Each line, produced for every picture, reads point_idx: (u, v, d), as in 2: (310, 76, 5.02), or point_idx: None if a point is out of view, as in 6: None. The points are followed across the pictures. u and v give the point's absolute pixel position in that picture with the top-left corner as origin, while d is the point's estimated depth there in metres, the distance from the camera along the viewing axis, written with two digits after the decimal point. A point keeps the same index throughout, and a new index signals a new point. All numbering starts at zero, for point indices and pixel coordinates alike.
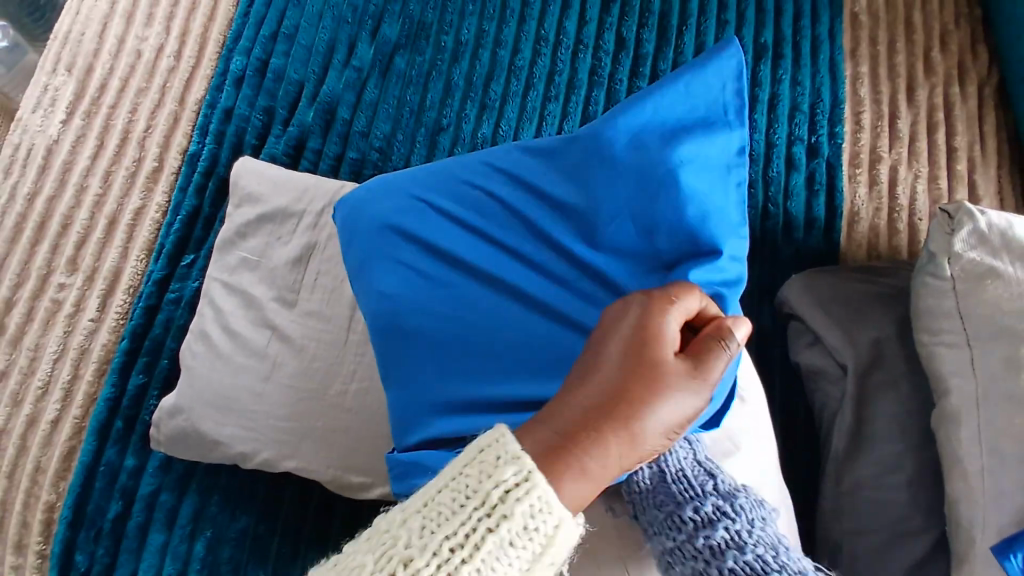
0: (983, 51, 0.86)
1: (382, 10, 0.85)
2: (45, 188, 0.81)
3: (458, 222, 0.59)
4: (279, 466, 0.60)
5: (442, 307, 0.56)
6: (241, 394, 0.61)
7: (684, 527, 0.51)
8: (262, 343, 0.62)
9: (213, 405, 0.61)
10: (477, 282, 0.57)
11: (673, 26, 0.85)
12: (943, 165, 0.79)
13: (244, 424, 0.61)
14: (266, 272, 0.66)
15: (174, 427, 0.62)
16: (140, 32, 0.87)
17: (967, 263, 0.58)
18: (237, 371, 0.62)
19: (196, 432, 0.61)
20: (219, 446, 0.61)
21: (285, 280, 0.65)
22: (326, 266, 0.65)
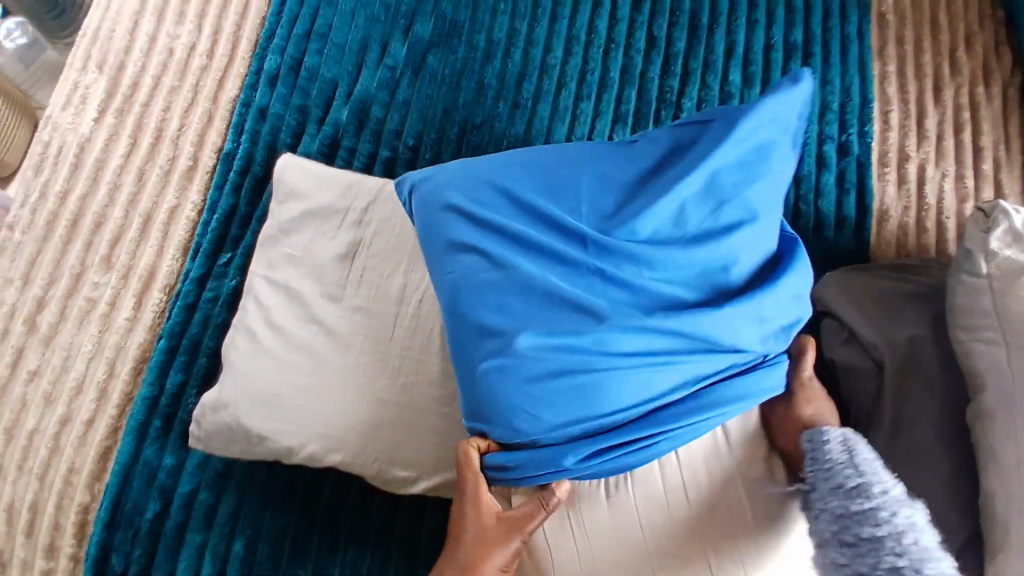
0: (1010, 48, 0.87)
1: (414, 9, 0.86)
2: (76, 187, 0.82)
3: (531, 212, 0.58)
4: (325, 460, 0.61)
5: (523, 294, 0.55)
6: (285, 389, 0.62)
7: (874, 513, 0.52)
8: (309, 337, 0.64)
9: (255, 399, 0.62)
10: (553, 273, 0.56)
11: (703, 25, 0.85)
12: (970, 164, 0.80)
13: (289, 421, 0.61)
14: (311, 267, 0.67)
15: (217, 421, 0.63)
16: (171, 30, 0.88)
17: (1002, 262, 0.58)
18: (282, 365, 0.63)
19: (240, 426, 0.62)
20: (264, 440, 0.62)
21: (330, 275, 0.66)
22: (372, 263, 0.66)
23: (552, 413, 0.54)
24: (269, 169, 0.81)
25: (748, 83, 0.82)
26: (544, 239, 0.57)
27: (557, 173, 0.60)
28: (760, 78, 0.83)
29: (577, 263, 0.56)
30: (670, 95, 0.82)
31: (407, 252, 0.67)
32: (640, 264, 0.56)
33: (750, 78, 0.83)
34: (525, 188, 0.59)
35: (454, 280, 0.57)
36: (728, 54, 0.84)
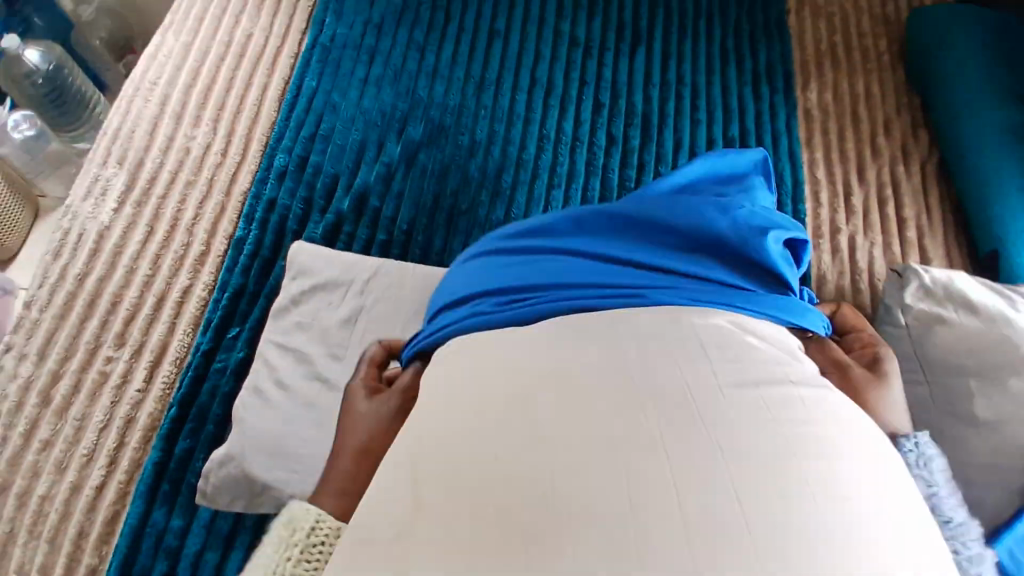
0: (923, 135, 1.03)
1: (407, 114, 0.99)
2: (94, 270, 0.88)
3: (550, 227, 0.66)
4: None
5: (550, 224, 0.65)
6: (292, 440, 0.70)
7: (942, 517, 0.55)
8: (314, 392, 0.73)
9: (263, 451, 0.69)
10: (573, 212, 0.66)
11: (655, 124, 1.00)
12: (895, 233, 0.93)
13: (292, 469, 0.68)
14: (316, 332, 0.77)
15: (225, 474, 0.69)
16: (188, 131, 0.98)
17: (918, 312, 0.69)
18: (291, 419, 0.71)
19: (247, 476, 0.68)
20: (269, 489, 0.68)
21: (334, 338, 0.76)
22: (372, 326, 0.78)
23: (547, 305, 0.57)
24: (276, 251, 0.89)
25: None
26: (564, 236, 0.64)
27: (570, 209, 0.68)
28: None
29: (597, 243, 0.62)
30: (630, 182, 0.94)
31: (402, 315, 0.78)
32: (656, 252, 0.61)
33: None
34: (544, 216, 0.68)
35: (468, 285, 0.63)
36: (678, 148, 0.98)
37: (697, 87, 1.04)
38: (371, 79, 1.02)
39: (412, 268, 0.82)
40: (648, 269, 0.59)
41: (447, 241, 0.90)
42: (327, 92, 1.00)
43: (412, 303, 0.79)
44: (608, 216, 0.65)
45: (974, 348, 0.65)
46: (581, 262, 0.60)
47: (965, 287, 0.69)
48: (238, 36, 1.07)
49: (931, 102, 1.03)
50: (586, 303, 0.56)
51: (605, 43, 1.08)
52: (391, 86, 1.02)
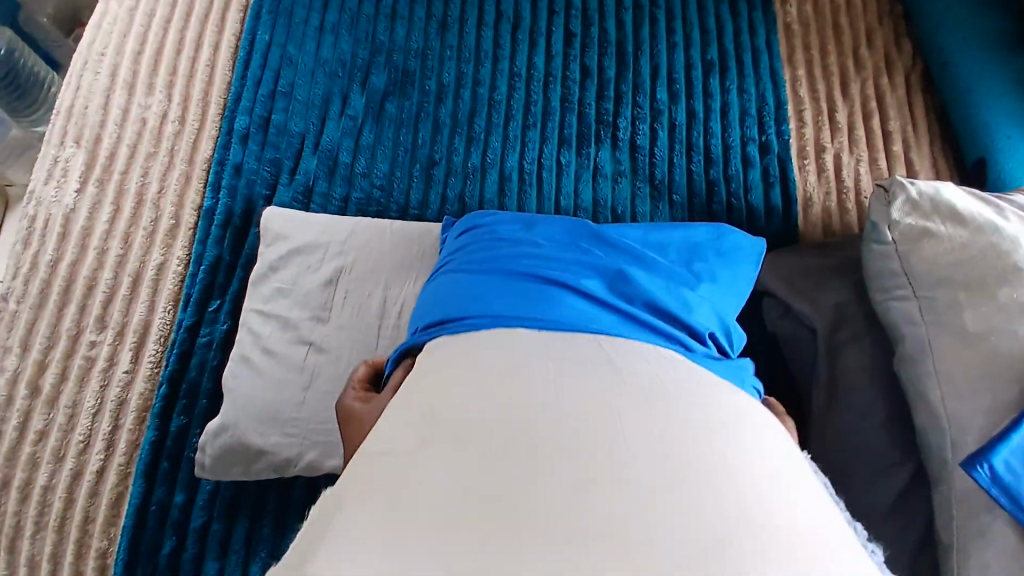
0: (907, 42, 0.99)
1: (369, 63, 0.95)
2: (66, 255, 0.86)
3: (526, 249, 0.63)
4: (325, 465, 0.69)
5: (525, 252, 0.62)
6: (284, 404, 0.70)
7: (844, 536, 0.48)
8: (300, 356, 0.72)
9: (255, 418, 0.69)
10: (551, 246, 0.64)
11: (629, 53, 0.95)
12: (881, 147, 0.91)
13: (288, 432, 0.69)
14: (298, 296, 0.75)
15: (221, 444, 0.69)
16: (142, 101, 0.94)
17: (905, 228, 0.67)
18: (279, 385, 0.70)
19: (243, 445, 0.69)
20: (265, 454, 0.69)
21: (317, 301, 0.75)
22: (354, 286, 0.76)
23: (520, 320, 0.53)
24: (248, 220, 0.87)
25: (675, 99, 0.92)
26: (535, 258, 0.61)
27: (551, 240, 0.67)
28: (685, 94, 0.93)
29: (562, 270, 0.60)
30: (608, 116, 0.91)
31: (383, 273, 0.77)
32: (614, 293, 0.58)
33: (674, 95, 0.93)
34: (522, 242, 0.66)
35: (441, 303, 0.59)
36: (654, 76, 0.94)
37: (671, 10, 0.99)
38: (327, 27, 0.97)
39: (390, 224, 0.80)
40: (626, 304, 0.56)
41: (424, 194, 0.88)
42: (283, 46, 0.96)
43: (393, 260, 0.78)
44: (591, 256, 0.63)
45: (962, 260, 0.64)
46: (547, 290, 0.56)
47: (952, 197, 0.67)
48: None
49: (914, 6, 0.99)
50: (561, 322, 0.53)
51: None
52: (350, 33, 0.97)
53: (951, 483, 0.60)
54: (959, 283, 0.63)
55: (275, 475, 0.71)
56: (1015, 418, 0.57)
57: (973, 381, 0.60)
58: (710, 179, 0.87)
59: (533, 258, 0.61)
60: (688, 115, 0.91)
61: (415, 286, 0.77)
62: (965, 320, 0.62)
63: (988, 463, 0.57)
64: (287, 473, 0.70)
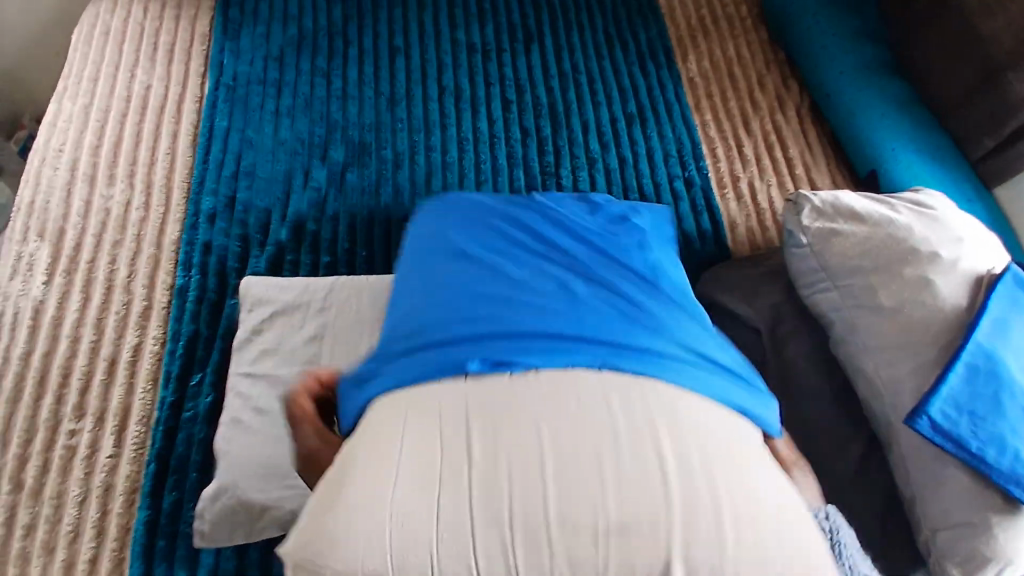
0: (794, 83, 1.17)
1: (327, 140, 1.03)
2: (36, 348, 0.85)
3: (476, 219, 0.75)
4: None
5: (472, 222, 0.74)
6: (280, 459, 0.72)
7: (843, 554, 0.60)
8: None
9: (255, 473, 0.71)
10: (493, 218, 0.76)
11: (561, 113, 1.08)
12: (786, 172, 1.05)
13: (288, 484, 0.71)
14: (285, 354, 0.79)
15: (220, 507, 0.69)
16: (105, 191, 0.98)
17: (816, 231, 0.78)
18: (276, 442, 0.73)
19: (244, 504, 0.69)
20: (268, 510, 0.70)
21: (305, 352, 0.80)
22: (338, 337, 0.81)
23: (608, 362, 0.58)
24: (223, 292, 0.91)
25: (606, 147, 1.04)
26: (475, 228, 0.73)
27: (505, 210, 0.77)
28: (614, 142, 1.05)
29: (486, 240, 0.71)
30: (550, 167, 1.02)
31: (368, 319, 0.82)
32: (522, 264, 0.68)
33: (605, 144, 1.05)
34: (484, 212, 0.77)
35: (458, 340, 0.59)
36: (586, 130, 1.06)
37: (591, 73, 1.13)
38: (282, 111, 1.05)
39: (370, 280, 0.86)
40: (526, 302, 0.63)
41: (391, 252, 0.94)
42: (241, 130, 1.03)
43: (376, 305, 0.83)
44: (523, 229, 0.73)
45: (870, 248, 0.74)
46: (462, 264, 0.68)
47: (851, 201, 0.78)
48: (137, 91, 1.07)
49: (795, 54, 1.18)
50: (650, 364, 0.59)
51: (500, 46, 1.16)
52: (305, 113, 1.06)
53: (900, 441, 0.69)
54: (869, 270, 0.73)
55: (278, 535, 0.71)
56: (941, 373, 0.66)
57: (897, 348, 0.70)
58: None
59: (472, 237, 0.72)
60: (620, 160, 1.03)
61: None
62: (880, 299, 0.72)
63: (928, 414, 0.65)
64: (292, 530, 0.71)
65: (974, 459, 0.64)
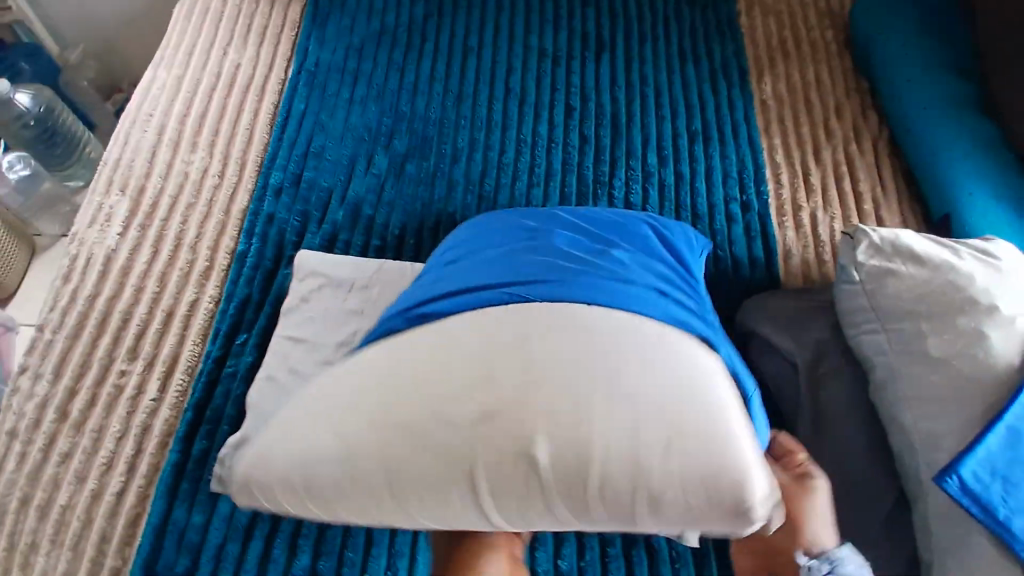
0: (873, 114, 1.12)
1: (393, 129, 1.07)
2: (103, 291, 0.92)
3: (494, 221, 0.82)
4: None
5: (489, 224, 0.82)
6: None
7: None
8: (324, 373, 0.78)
9: None
10: (509, 217, 0.82)
11: (623, 124, 1.07)
12: (853, 207, 1.01)
13: None
14: (325, 322, 0.82)
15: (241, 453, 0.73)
16: (185, 156, 1.04)
17: (870, 268, 0.75)
18: None
19: None
20: None
21: (343, 327, 0.82)
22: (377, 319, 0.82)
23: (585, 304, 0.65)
24: (278, 262, 0.95)
25: (664, 163, 1.03)
26: (489, 228, 0.81)
27: (523, 213, 0.83)
28: (673, 158, 1.04)
29: (490, 237, 0.79)
30: (604, 177, 1.02)
31: None
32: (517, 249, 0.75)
33: (664, 159, 1.04)
34: (504, 215, 0.83)
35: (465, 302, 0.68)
36: (645, 143, 1.05)
37: (658, 87, 1.13)
38: (356, 98, 1.10)
39: (412, 267, 0.88)
40: (502, 280, 0.69)
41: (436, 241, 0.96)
42: (316, 113, 1.08)
43: None
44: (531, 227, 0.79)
45: (925, 293, 0.71)
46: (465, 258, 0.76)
47: (912, 241, 0.74)
48: (227, 67, 1.14)
49: (877, 84, 1.13)
50: (602, 311, 0.64)
51: (571, 53, 1.17)
52: (376, 103, 1.09)
53: (928, 499, 0.65)
54: (921, 315, 0.70)
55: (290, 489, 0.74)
56: (979, 432, 0.64)
57: (939, 403, 0.67)
58: None
59: (483, 236, 0.79)
60: (676, 177, 1.02)
61: None
62: (928, 347, 0.69)
63: (958, 473, 0.62)
64: None
65: (999, 526, 0.61)
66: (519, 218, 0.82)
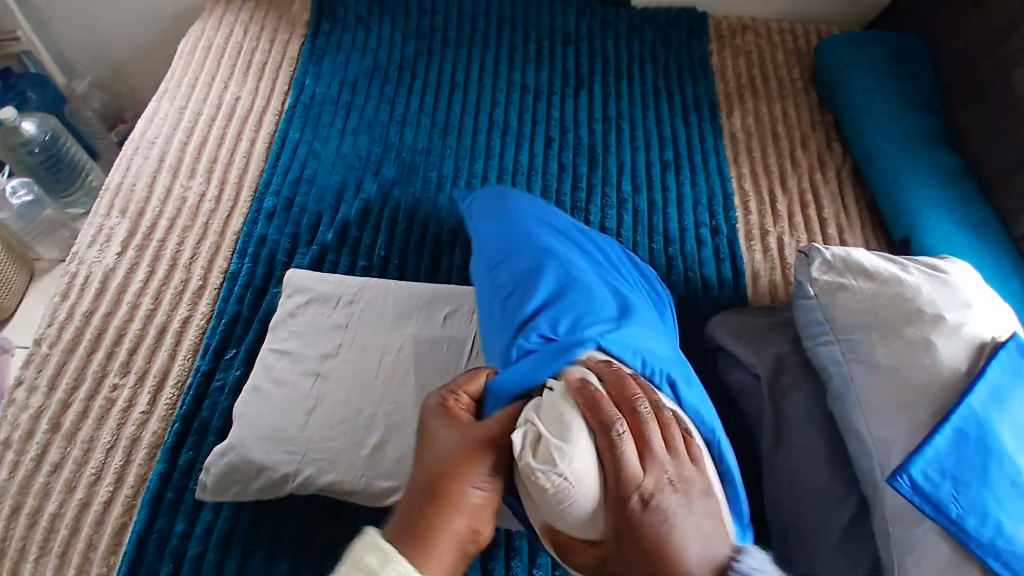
0: (838, 146, 1.19)
1: (382, 158, 1.13)
2: (100, 309, 0.96)
3: (572, 233, 0.90)
4: (319, 479, 0.75)
5: (568, 232, 0.90)
6: (289, 427, 0.77)
7: None
8: (307, 385, 0.81)
9: (262, 437, 0.76)
10: (584, 237, 0.90)
11: (599, 154, 1.14)
12: (817, 231, 1.06)
13: (289, 450, 0.76)
14: (311, 336, 0.86)
15: (225, 462, 0.75)
16: (185, 182, 1.09)
17: (823, 284, 0.79)
18: (286, 412, 0.79)
19: (245, 462, 0.75)
20: (265, 470, 0.75)
21: (326, 342, 0.85)
22: (359, 333, 0.86)
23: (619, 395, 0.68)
24: (268, 281, 0.99)
25: (637, 190, 1.09)
26: (572, 237, 0.89)
27: (591, 237, 0.91)
28: (646, 186, 1.10)
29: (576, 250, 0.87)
30: (580, 203, 1.07)
31: (386, 321, 0.87)
32: (601, 275, 0.83)
33: (637, 187, 1.09)
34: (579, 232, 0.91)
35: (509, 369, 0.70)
36: (620, 172, 1.11)
37: (634, 121, 1.19)
38: (348, 130, 1.16)
39: (396, 286, 0.91)
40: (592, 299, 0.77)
41: (420, 262, 1.01)
42: (309, 143, 1.13)
43: (397, 308, 0.89)
44: (606, 261, 0.88)
45: (874, 305, 0.75)
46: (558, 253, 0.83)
47: (862, 258, 0.79)
48: (227, 100, 1.20)
49: (841, 118, 1.20)
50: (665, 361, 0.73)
51: (551, 89, 1.24)
52: (366, 134, 1.16)
53: (883, 503, 0.68)
54: (872, 326, 0.74)
55: (273, 496, 0.76)
56: (928, 434, 0.66)
57: (890, 409, 0.70)
58: (668, 256, 1.01)
59: (570, 242, 0.88)
60: (649, 204, 1.07)
61: (414, 329, 0.86)
62: (879, 356, 0.73)
63: (908, 473, 0.64)
64: (283, 493, 0.76)
65: (951, 524, 0.63)
66: (594, 245, 0.90)
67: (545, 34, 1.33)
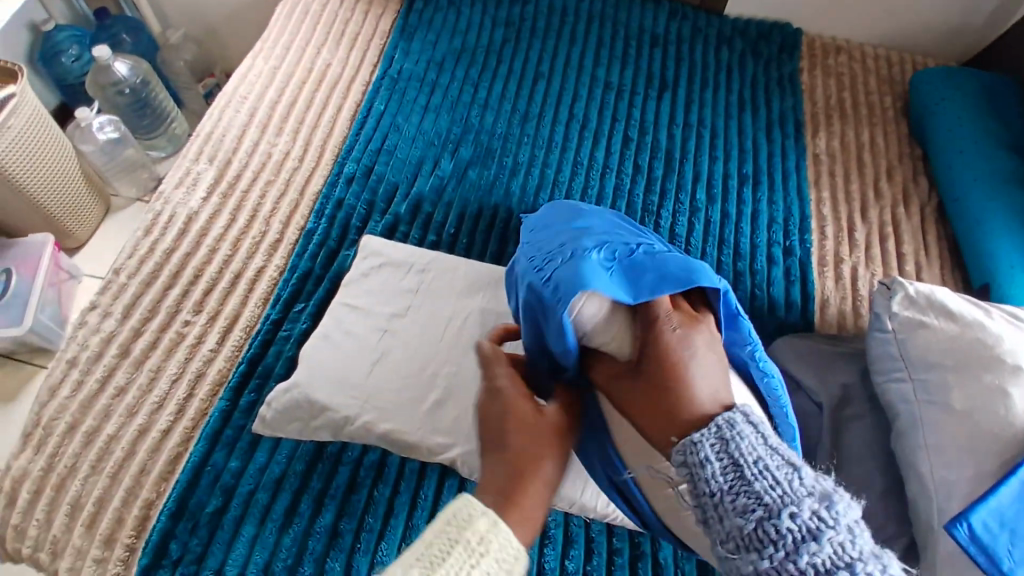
0: (924, 182, 1.16)
1: (461, 138, 1.14)
2: (179, 248, 1.00)
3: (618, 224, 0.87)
4: (376, 427, 0.78)
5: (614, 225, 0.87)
6: (352, 374, 0.81)
7: (779, 541, 0.45)
8: (375, 339, 0.84)
9: (327, 380, 0.80)
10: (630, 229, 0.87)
11: (676, 160, 1.13)
12: (894, 266, 1.03)
13: (351, 395, 0.80)
14: (380, 299, 0.88)
15: (288, 400, 0.80)
16: (271, 138, 1.12)
17: (903, 319, 0.78)
18: (348, 359, 0.82)
19: (308, 402, 0.79)
20: (326, 411, 0.79)
21: (395, 304, 0.87)
22: (426, 301, 0.88)
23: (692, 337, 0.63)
24: (341, 242, 1.01)
25: (712, 201, 1.08)
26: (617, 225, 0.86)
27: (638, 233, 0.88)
28: (721, 197, 1.08)
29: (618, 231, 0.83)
30: (652, 206, 1.06)
31: (452, 293, 0.88)
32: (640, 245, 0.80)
33: (712, 197, 1.08)
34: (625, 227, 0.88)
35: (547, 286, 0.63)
36: (696, 180, 1.10)
37: (715, 131, 1.18)
38: (431, 106, 1.17)
39: (465, 262, 0.92)
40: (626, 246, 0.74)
41: (489, 242, 1.02)
42: (393, 115, 1.15)
43: (466, 281, 0.90)
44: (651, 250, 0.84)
45: (954, 347, 0.74)
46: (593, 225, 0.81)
47: (946, 298, 0.78)
48: (319, 65, 1.23)
49: (931, 154, 1.16)
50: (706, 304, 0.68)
51: (635, 89, 1.23)
52: (449, 112, 1.17)
53: (937, 546, 0.66)
54: (949, 368, 0.73)
55: (330, 437, 0.80)
56: (992, 484, 0.65)
57: (956, 452, 0.69)
58: (737, 270, 1.00)
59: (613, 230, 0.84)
60: (723, 215, 1.06)
61: (480, 303, 0.87)
62: (952, 400, 0.71)
63: (967, 521, 0.63)
64: (340, 437, 0.80)
65: None
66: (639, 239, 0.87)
67: (635, 35, 1.32)
